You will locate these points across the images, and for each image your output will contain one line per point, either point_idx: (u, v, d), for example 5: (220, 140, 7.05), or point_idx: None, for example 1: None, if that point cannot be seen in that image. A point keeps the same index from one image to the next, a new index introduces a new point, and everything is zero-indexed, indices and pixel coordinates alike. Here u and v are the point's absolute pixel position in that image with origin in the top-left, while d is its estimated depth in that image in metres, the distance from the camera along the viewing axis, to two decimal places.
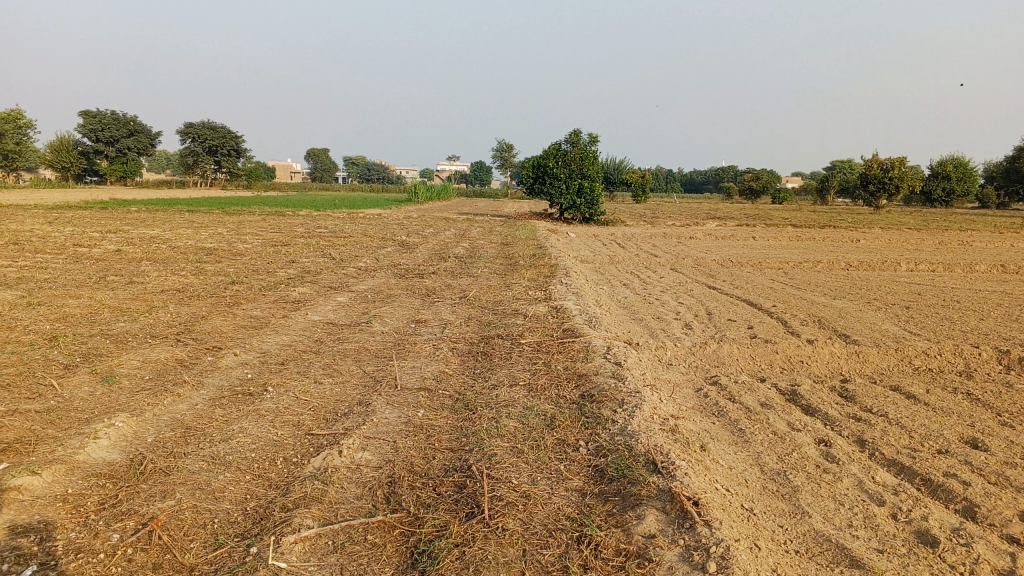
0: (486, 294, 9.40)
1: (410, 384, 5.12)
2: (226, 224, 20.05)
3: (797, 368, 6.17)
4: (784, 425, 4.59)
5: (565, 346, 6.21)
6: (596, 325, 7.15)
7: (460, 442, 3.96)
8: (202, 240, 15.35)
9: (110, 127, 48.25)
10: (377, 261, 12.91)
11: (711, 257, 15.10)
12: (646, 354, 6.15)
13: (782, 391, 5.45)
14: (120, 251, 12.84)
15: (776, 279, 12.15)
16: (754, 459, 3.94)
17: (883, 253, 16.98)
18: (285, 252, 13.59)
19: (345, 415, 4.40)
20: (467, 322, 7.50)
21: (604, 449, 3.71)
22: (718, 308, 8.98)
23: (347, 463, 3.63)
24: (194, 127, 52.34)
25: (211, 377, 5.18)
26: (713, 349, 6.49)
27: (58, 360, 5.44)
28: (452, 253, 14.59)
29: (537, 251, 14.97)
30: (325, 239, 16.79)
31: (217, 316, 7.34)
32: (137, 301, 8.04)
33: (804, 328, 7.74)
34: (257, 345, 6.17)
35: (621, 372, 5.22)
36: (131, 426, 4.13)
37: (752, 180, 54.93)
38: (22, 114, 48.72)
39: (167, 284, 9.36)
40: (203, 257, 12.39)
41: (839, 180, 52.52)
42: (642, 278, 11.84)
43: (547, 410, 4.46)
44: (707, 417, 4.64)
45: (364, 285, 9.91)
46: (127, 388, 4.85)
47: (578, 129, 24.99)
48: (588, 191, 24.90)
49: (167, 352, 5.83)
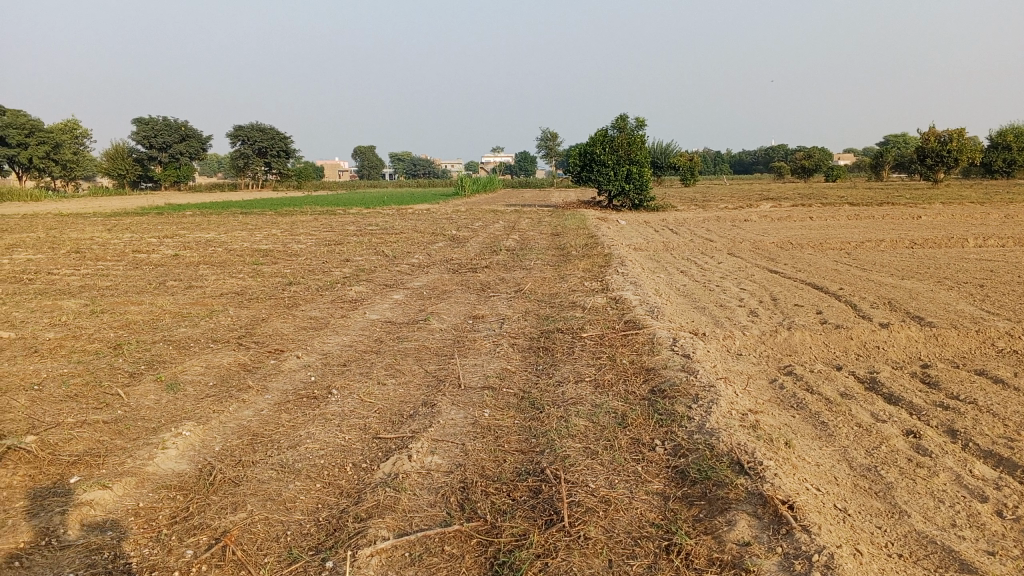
0: (542, 287, 9.25)
1: (474, 382, 5.01)
2: (279, 225, 20.25)
3: (873, 355, 5.90)
4: (868, 416, 4.36)
5: (629, 339, 6.03)
6: (659, 315, 6.96)
7: (530, 443, 3.83)
8: (256, 242, 15.47)
9: (162, 133, 49.25)
10: (429, 256, 12.85)
11: (768, 240, 14.71)
12: (714, 345, 5.95)
13: (860, 379, 5.21)
14: (177, 256, 12.99)
15: (839, 261, 11.76)
16: (841, 455, 3.74)
17: (948, 229, 16.36)
18: (338, 251, 13.63)
19: (410, 417, 4.30)
20: (526, 316, 7.37)
21: (682, 449, 3.54)
22: (782, 293, 8.69)
23: (418, 468, 3.53)
24: (243, 129, 53.10)
25: (274, 382, 5.14)
26: (784, 338, 6.26)
27: (123, 369, 5.46)
28: (503, 246, 14.47)
29: (589, 240, 14.75)
30: (377, 236, 16.81)
31: (276, 318, 7.34)
32: (197, 306, 8.09)
33: (875, 312, 7.43)
34: (318, 347, 6.13)
35: (691, 365, 5.03)
36: (198, 435, 4.09)
37: (804, 159, 53.66)
38: (77, 124, 50.10)
39: (225, 287, 9.41)
40: (258, 258, 12.48)
41: (894, 155, 51.05)
42: (699, 264, 11.56)
43: (617, 407, 4.31)
44: (785, 410, 4.43)
45: (419, 282, 9.85)
46: (192, 395, 4.84)
47: (624, 114, 24.66)
48: (637, 177, 24.61)
49: (230, 356, 5.81)
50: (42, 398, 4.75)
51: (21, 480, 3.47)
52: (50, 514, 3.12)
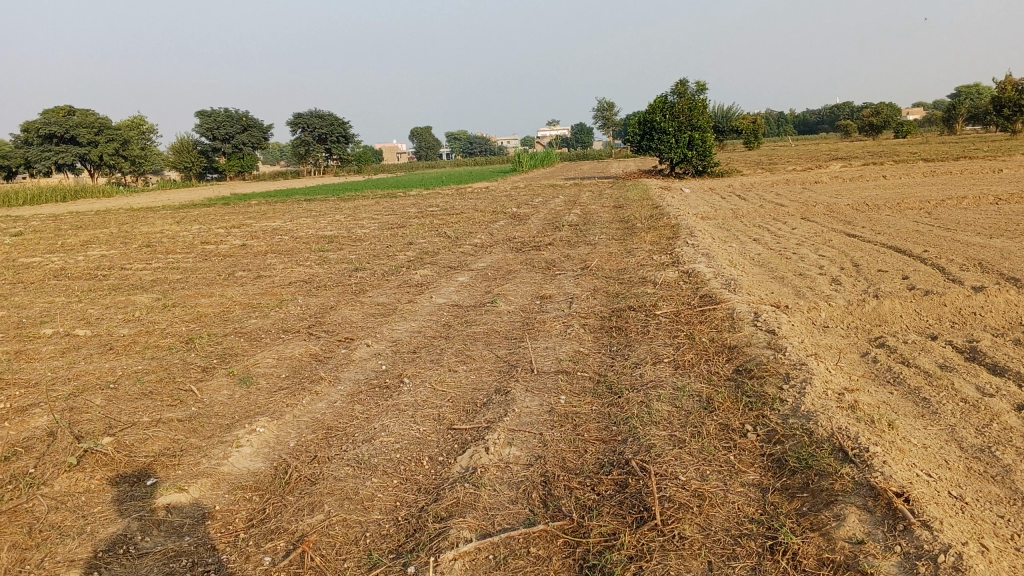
0: (610, 262, 9.02)
1: (547, 367, 4.85)
2: (342, 210, 20.33)
3: (971, 322, 5.53)
4: (973, 391, 4.05)
5: (707, 315, 5.79)
6: (736, 287, 6.68)
7: (611, 431, 3.66)
8: (320, 228, 15.57)
9: (224, 124, 50.05)
10: (492, 235, 12.71)
11: (843, 202, 14.12)
12: (799, 318, 5.68)
13: (959, 350, 4.88)
14: (245, 246, 13.12)
15: (921, 221, 11.20)
16: (948, 435, 3.46)
17: None
18: (401, 234, 13.58)
19: (485, 406, 4.17)
20: (595, 294, 7.17)
21: (777, 435, 3.40)
22: (863, 259, 8.28)
23: (496, 461, 3.38)
24: (302, 117, 53.72)
25: (346, 372, 5.07)
26: (873, 307, 5.93)
27: (196, 364, 5.46)
28: (566, 221, 14.21)
29: (654, 211, 14.39)
30: (439, 217, 16.75)
31: (344, 305, 7.30)
32: (266, 296, 8.10)
33: (966, 275, 6.98)
34: (387, 334, 6.05)
35: (777, 342, 4.79)
36: (272, 430, 4.04)
37: (871, 116, 51.61)
38: (144, 121, 51.45)
39: (293, 276, 9.43)
40: (323, 245, 12.50)
41: (968, 106, 48.79)
42: (772, 232, 11.14)
43: (701, 391, 4.14)
44: (881, 388, 4.18)
45: (483, 263, 9.72)
46: (265, 389, 4.78)
47: (684, 78, 24.04)
48: (700, 142, 23.97)
49: (301, 347, 5.77)
50: (118, 397, 4.77)
51: (98, 484, 3.45)
52: (127, 519, 3.08)
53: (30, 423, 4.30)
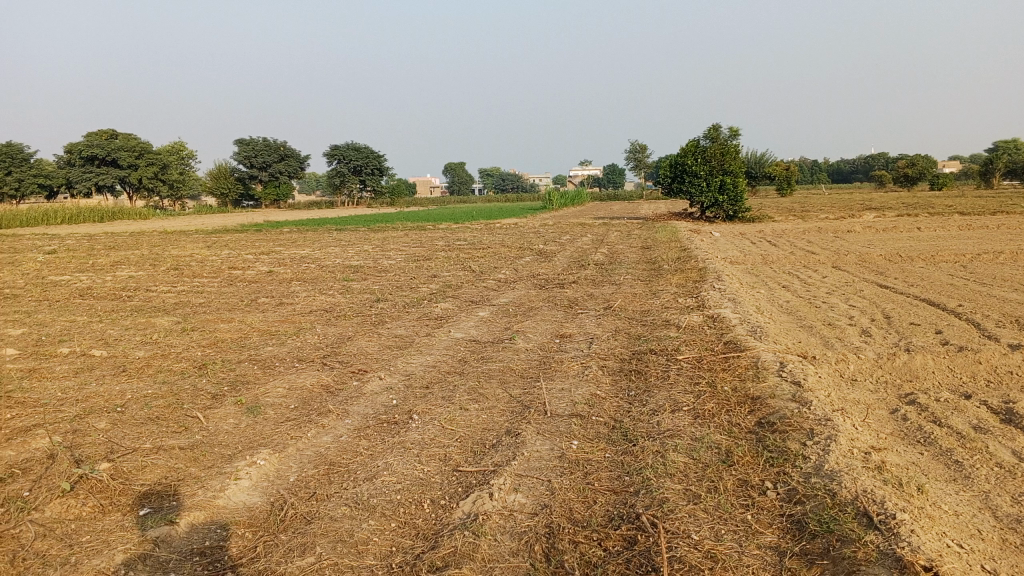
0: (633, 303, 8.87)
1: (561, 409, 4.69)
2: (371, 241, 20.38)
3: (1007, 381, 5.30)
4: (1009, 456, 3.83)
5: (730, 363, 5.62)
6: (762, 335, 6.49)
7: (623, 482, 3.50)
8: (346, 258, 15.59)
9: (262, 153, 50.77)
10: (516, 272, 12.61)
11: (875, 252, 13.88)
12: (825, 370, 5.49)
13: (995, 411, 4.65)
14: (270, 272, 13.13)
15: (956, 274, 10.94)
16: (982, 503, 3.25)
17: None
18: (427, 267, 13.52)
19: (493, 448, 4.02)
20: (616, 335, 7.01)
21: (798, 494, 3.23)
22: (895, 311, 8.06)
23: (500, 509, 3.23)
24: (338, 148, 54.40)
25: (356, 405, 4.94)
26: (903, 362, 5.72)
27: (206, 390, 5.38)
28: (592, 260, 14.10)
29: (682, 254, 14.24)
30: (466, 251, 16.71)
31: (361, 337, 7.20)
32: (284, 324, 8.03)
33: (1002, 332, 6.73)
34: (402, 368, 5.93)
35: (803, 395, 4.61)
36: (273, 463, 3.92)
37: (907, 168, 51.23)
38: (184, 146, 52.43)
39: (314, 304, 9.37)
40: (348, 275, 12.46)
41: (1006, 160, 48.22)
42: (802, 279, 10.93)
43: (719, 442, 3.97)
44: (910, 448, 3.98)
45: (505, 299, 9.60)
46: (272, 420, 4.67)
47: (718, 123, 24.00)
48: (731, 187, 23.84)
49: (313, 377, 5.67)
50: (123, 421, 4.68)
51: (90, 512, 3.35)
52: (113, 551, 2.96)
53: (31, 444, 4.22)
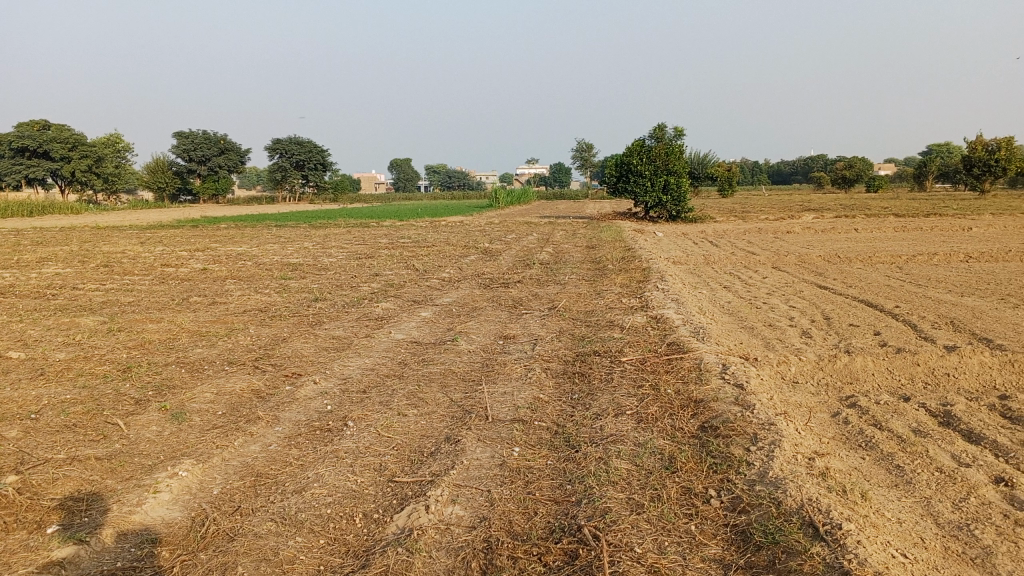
0: (578, 303, 8.80)
1: (503, 414, 4.56)
2: (312, 237, 19.99)
3: (944, 384, 5.34)
4: (949, 460, 3.81)
5: (673, 365, 5.56)
6: (705, 336, 6.45)
7: (565, 491, 3.38)
8: (286, 255, 15.23)
9: (202, 147, 49.56)
10: (460, 270, 12.45)
11: (813, 253, 14.09)
12: (767, 372, 5.47)
13: (933, 413, 4.67)
14: (205, 270, 12.72)
15: (892, 275, 11.12)
16: (924, 509, 3.21)
17: (1004, 241, 15.48)
18: (368, 265, 13.27)
19: (431, 456, 3.87)
20: (560, 336, 6.92)
21: (742, 503, 3.15)
22: (834, 312, 8.13)
23: (436, 523, 3.08)
24: (280, 142, 53.38)
25: (287, 411, 4.74)
26: (844, 363, 5.74)
27: (128, 395, 5.10)
28: (536, 259, 14.01)
29: (626, 253, 14.27)
30: (409, 249, 16.47)
31: (297, 338, 6.97)
32: (217, 324, 7.74)
33: (937, 334, 6.81)
34: (338, 371, 5.72)
35: (746, 398, 4.56)
36: (197, 475, 3.70)
37: (844, 170, 52.50)
38: (120, 139, 50.90)
39: (249, 304, 9.06)
40: (287, 273, 12.14)
41: (938, 164, 49.71)
42: (743, 280, 11.00)
43: (663, 448, 3.89)
44: (852, 452, 3.95)
45: (448, 298, 9.44)
46: (197, 427, 4.44)
47: (662, 124, 24.17)
48: (675, 187, 24.04)
49: (244, 381, 5.44)
50: (37, 429, 4.40)
51: None
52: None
53: None
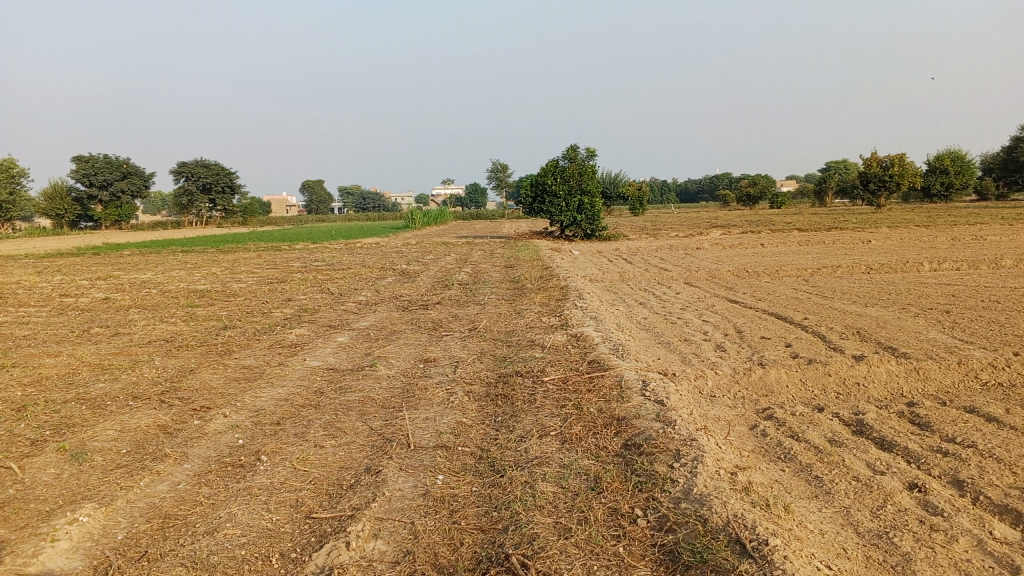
0: (497, 324, 8.75)
1: (425, 441, 4.46)
2: (222, 263, 19.42)
3: (854, 393, 5.50)
4: (865, 468, 3.90)
5: (595, 383, 5.56)
6: (624, 353, 6.48)
7: (491, 519, 3.31)
8: (194, 282, 14.71)
9: (103, 171, 47.70)
10: (377, 293, 12.25)
11: (724, 268, 14.43)
12: (686, 387, 5.53)
13: (847, 422, 4.78)
14: (107, 300, 12.15)
15: (799, 288, 11.47)
16: (845, 519, 3.26)
17: (900, 253, 16.21)
18: (281, 290, 12.93)
19: (351, 489, 3.74)
20: (481, 358, 6.85)
21: (669, 522, 3.14)
22: (747, 325, 8.31)
23: (358, 560, 2.96)
24: (187, 165, 51.85)
25: (197, 447, 4.51)
26: (759, 376, 5.84)
27: (22, 436, 4.78)
28: (454, 280, 13.92)
29: (543, 273, 14.32)
30: (323, 273, 16.15)
31: (206, 369, 6.68)
32: (120, 357, 7.37)
33: (845, 344, 7.02)
34: (250, 402, 5.51)
35: (667, 414, 4.58)
36: (99, 519, 3.47)
37: (749, 187, 54.30)
38: (14, 164, 48.54)
39: (155, 334, 8.68)
40: (195, 301, 11.70)
41: (836, 180, 51.93)
42: (658, 296, 11.16)
43: (588, 468, 3.86)
44: (772, 465, 4.00)
45: (365, 322, 9.26)
46: (99, 468, 4.18)
47: (574, 144, 24.51)
48: (589, 207, 24.36)
49: (150, 417, 5.17)
50: None
51: None
52: None
53: None
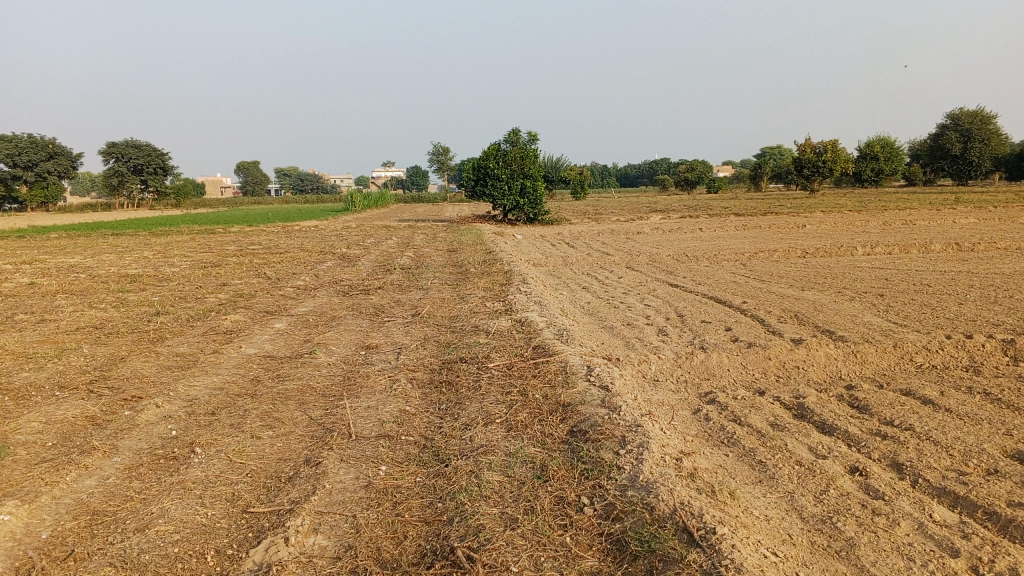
0: (440, 309, 8.65)
1: (367, 430, 4.35)
2: (153, 247, 18.80)
3: (795, 376, 5.57)
4: (808, 452, 3.93)
5: (540, 369, 5.51)
6: (569, 338, 6.45)
7: (436, 510, 3.23)
8: (125, 266, 14.21)
9: (27, 151, 45.78)
10: (317, 278, 12.01)
11: (664, 253, 14.54)
12: (630, 372, 5.53)
13: (788, 406, 4.83)
14: (32, 285, 11.63)
15: (738, 272, 11.63)
16: (789, 504, 3.27)
17: (834, 237, 16.56)
18: (216, 275, 12.57)
19: (290, 482, 3.62)
20: (424, 344, 6.75)
21: (616, 510, 3.11)
22: (688, 309, 8.37)
23: (297, 556, 2.86)
24: (116, 145, 50.14)
25: (127, 440, 4.32)
26: (702, 360, 5.88)
27: None
28: (396, 265, 13.74)
29: (486, 256, 14.24)
30: (261, 257, 15.77)
31: (138, 357, 6.44)
32: (45, 345, 7.06)
33: (785, 327, 7.12)
34: (183, 392, 5.31)
35: (612, 399, 4.56)
36: (21, 518, 3.29)
37: (687, 173, 54.95)
38: None
39: (83, 321, 8.34)
40: (125, 286, 11.28)
41: (772, 166, 52.90)
42: (601, 280, 11.18)
43: (534, 456, 3.81)
44: (716, 449, 4.01)
45: (305, 308, 9.06)
46: (22, 462, 3.97)
47: (516, 128, 24.43)
48: (531, 191, 24.32)
49: (76, 407, 4.94)
50: None
51: None
52: None
53: None
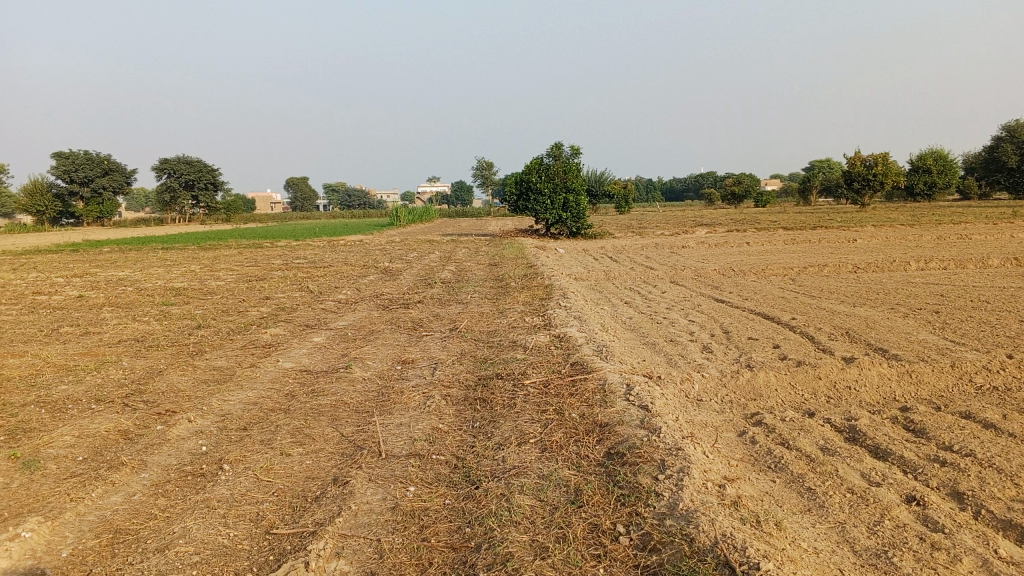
0: (479, 323, 8.53)
1: (398, 449, 4.23)
2: (201, 260, 19.03)
3: (846, 397, 5.31)
4: (860, 479, 3.70)
5: (578, 386, 5.34)
6: (608, 355, 6.28)
7: (464, 536, 3.09)
8: (171, 279, 14.37)
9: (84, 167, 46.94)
10: (357, 292, 11.98)
11: (709, 267, 14.26)
12: (672, 391, 5.32)
13: (839, 429, 4.59)
14: (80, 298, 11.80)
15: (786, 288, 11.31)
16: (840, 536, 3.06)
17: (886, 252, 16.08)
18: (258, 288, 12.63)
19: (316, 502, 3.50)
20: (460, 360, 6.62)
21: (653, 541, 2.93)
22: (734, 326, 8.11)
23: None
24: (169, 162, 51.20)
25: (156, 456, 4.25)
26: (747, 379, 5.65)
27: None
28: (436, 278, 13.68)
29: (527, 270, 14.11)
30: (304, 270, 15.84)
31: (174, 370, 6.42)
32: (87, 358, 7.09)
33: (835, 345, 6.85)
34: (216, 406, 5.26)
35: (652, 420, 4.38)
36: (43, 535, 3.22)
37: (734, 186, 54.27)
38: None
39: (125, 334, 8.38)
40: (169, 299, 11.36)
41: (821, 179, 51.94)
42: (643, 295, 10.97)
43: (568, 480, 3.64)
44: (761, 475, 3.80)
45: (343, 322, 9.02)
46: (51, 477, 3.92)
47: (559, 142, 24.31)
48: (574, 205, 24.17)
49: (109, 421, 4.91)
50: None
51: None
52: None
53: None
